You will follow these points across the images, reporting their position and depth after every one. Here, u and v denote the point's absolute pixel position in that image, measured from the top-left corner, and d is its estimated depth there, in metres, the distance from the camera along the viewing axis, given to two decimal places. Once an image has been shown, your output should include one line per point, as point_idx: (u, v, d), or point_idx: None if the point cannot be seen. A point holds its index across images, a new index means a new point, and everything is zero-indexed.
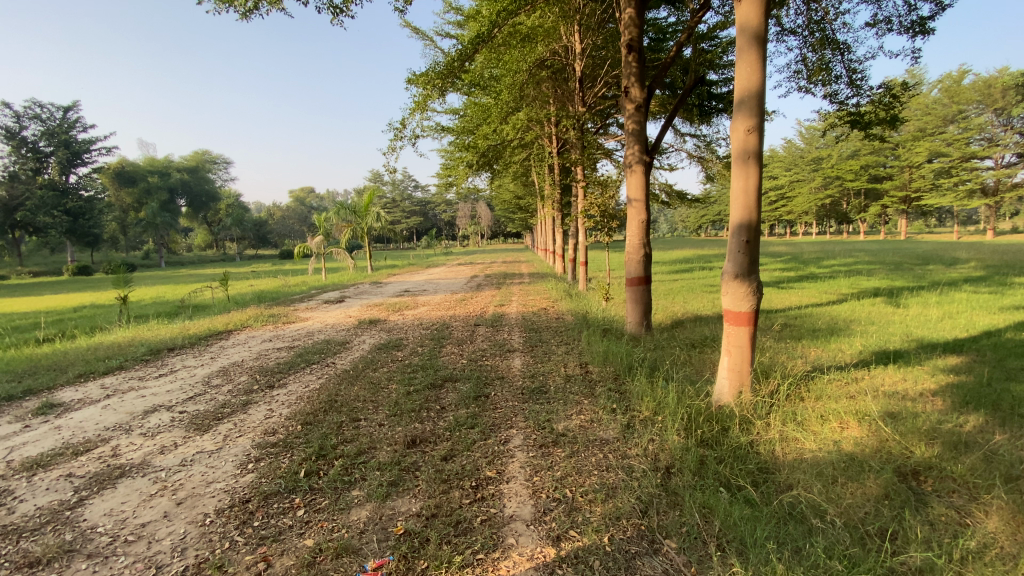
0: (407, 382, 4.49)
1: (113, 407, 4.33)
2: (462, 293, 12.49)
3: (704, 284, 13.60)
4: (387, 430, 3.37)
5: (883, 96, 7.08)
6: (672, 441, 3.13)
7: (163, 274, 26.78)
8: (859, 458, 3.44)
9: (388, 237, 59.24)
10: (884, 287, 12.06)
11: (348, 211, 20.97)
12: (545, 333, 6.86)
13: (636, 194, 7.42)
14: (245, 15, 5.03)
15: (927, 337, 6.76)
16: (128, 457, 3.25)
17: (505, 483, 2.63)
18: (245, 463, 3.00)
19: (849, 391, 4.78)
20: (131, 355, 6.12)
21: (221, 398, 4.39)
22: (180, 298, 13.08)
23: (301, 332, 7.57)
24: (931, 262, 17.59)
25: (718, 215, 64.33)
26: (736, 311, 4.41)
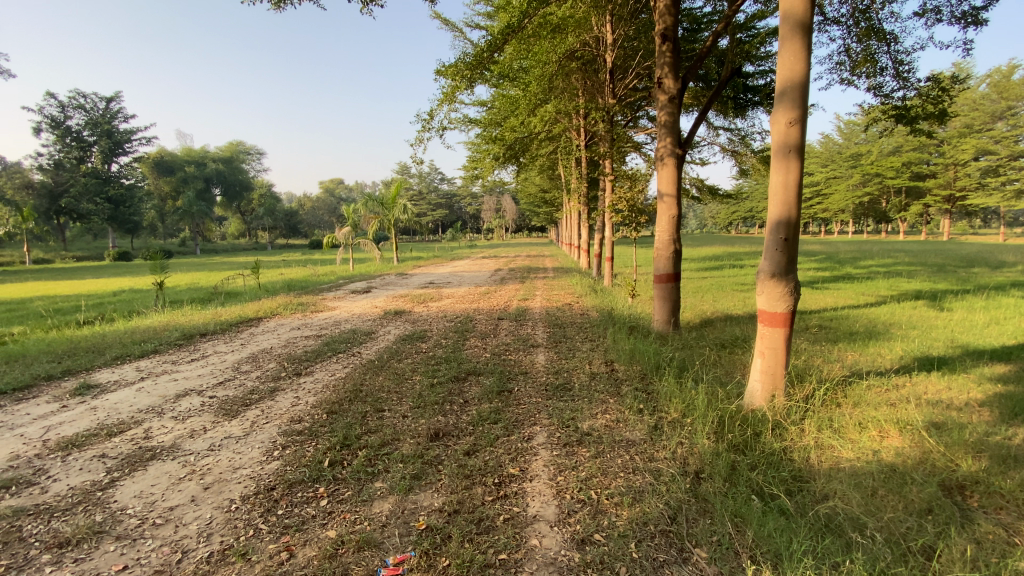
0: (431, 374, 4.47)
1: (147, 390, 4.45)
2: (486, 286, 12.47)
3: (733, 282, 13.25)
4: (410, 421, 3.35)
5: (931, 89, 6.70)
6: (702, 445, 3.03)
7: (198, 261, 27.69)
8: (900, 469, 3.26)
9: (413, 229, 59.85)
10: (926, 289, 11.50)
11: (375, 202, 21.23)
12: (570, 329, 6.77)
13: (667, 189, 7.23)
14: (278, 5, 5.09)
15: (972, 344, 6.40)
16: (159, 440, 3.32)
17: (529, 482, 2.58)
18: (270, 450, 3.02)
19: (889, 397, 4.55)
20: (165, 340, 6.29)
21: (249, 384, 4.45)
22: (213, 285, 13.44)
23: (328, 321, 7.66)
24: (976, 264, 16.74)
25: (749, 212, 62.75)
26: (771, 312, 4.24)
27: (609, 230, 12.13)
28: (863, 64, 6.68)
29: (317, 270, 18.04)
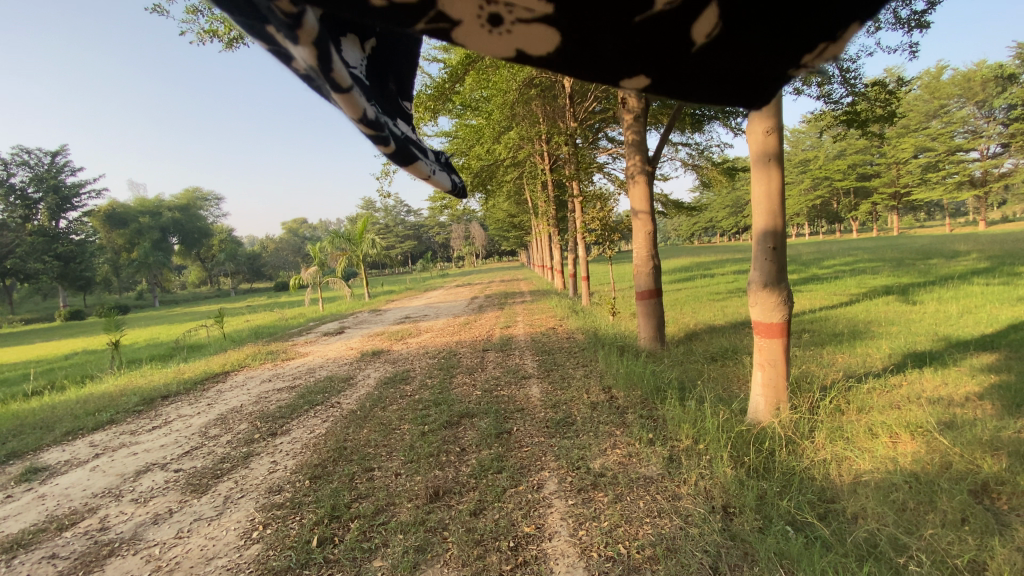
0: (421, 422, 4.14)
1: (103, 467, 3.95)
2: (464, 316, 12.14)
3: (709, 292, 13.36)
4: (405, 480, 3.04)
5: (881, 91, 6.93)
6: (724, 474, 2.81)
7: (157, 314, 26.38)
8: (925, 477, 3.03)
9: (383, 264, 59.17)
10: (894, 284, 11.80)
11: (343, 239, 20.83)
12: (559, 355, 6.53)
13: (640, 206, 7.19)
14: (228, 44, 4.88)
15: (953, 335, 6.45)
16: (118, 530, 2.88)
17: (548, 543, 2.31)
18: (249, 532, 2.65)
19: (891, 399, 4.44)
20: (123, 407, 5.73)
21: (220, 451, 4.02)
22: (175, 339, 12.66)
23: (302, 369, 7.22)
24: (931, 256, 17.41)
25: (710, 222, 64.65)
26: (767, 322, 4.12)
27: (583, 250, 12.06)
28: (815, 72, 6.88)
29: (285, 313, 17.32)
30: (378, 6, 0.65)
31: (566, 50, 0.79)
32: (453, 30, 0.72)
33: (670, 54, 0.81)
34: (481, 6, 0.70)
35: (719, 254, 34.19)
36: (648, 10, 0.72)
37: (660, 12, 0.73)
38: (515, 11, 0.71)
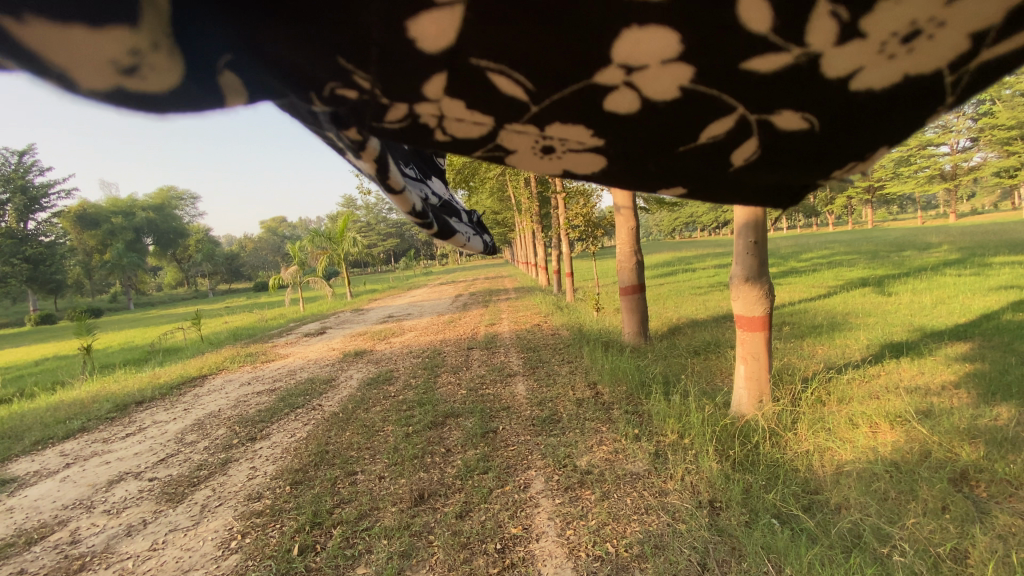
0: (405, 423, 4.08)
1: (74, 478, 3.79)
2: (449, 314, 12.04)
3: (691, 286, 13.50)
4: (388, 483, 2.98)
5: None
6: (710, 467, 2.81)
7: (132, 317, 25.63)
8: (904, 465, 3.10)
9: (365, 262, 58.57)
10: (869, 276, 12.07)
11: (324, 238, 20.51)
12: (545, 352, 6.50)
13: (623, 201, 7.20)
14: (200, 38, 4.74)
15: (928, 325, 6.62)
16: (89, 543, 2.76)
17: (536, 543, 2.27)
18: (226, 541, 2.57)
19: (870, 389, 4.53)
20: (96, 414, 5.52)
21: (196, 458, 3.89)
22: (150, 342, 12.29)
23: (283, 371, 7.08)
24: (905, 248, 17.88)
25: (692, 217, 65.51)
26: (748, 316, 4.15)
27: (567, 246, 12.06)
28: None
29: (265, 314, 16.95)
30: (442, 140, 0.84)
31: (606, 170, 0.92)
32: (508, 155, 0.90)
33: (711, 173, 0.91)
34: (535, 140, 0.85)
35: (701, 248, 34.65)
36: (691, 140, 0.84)
37: (702, 144, 0.85)
38: (568, 142, 0.86)
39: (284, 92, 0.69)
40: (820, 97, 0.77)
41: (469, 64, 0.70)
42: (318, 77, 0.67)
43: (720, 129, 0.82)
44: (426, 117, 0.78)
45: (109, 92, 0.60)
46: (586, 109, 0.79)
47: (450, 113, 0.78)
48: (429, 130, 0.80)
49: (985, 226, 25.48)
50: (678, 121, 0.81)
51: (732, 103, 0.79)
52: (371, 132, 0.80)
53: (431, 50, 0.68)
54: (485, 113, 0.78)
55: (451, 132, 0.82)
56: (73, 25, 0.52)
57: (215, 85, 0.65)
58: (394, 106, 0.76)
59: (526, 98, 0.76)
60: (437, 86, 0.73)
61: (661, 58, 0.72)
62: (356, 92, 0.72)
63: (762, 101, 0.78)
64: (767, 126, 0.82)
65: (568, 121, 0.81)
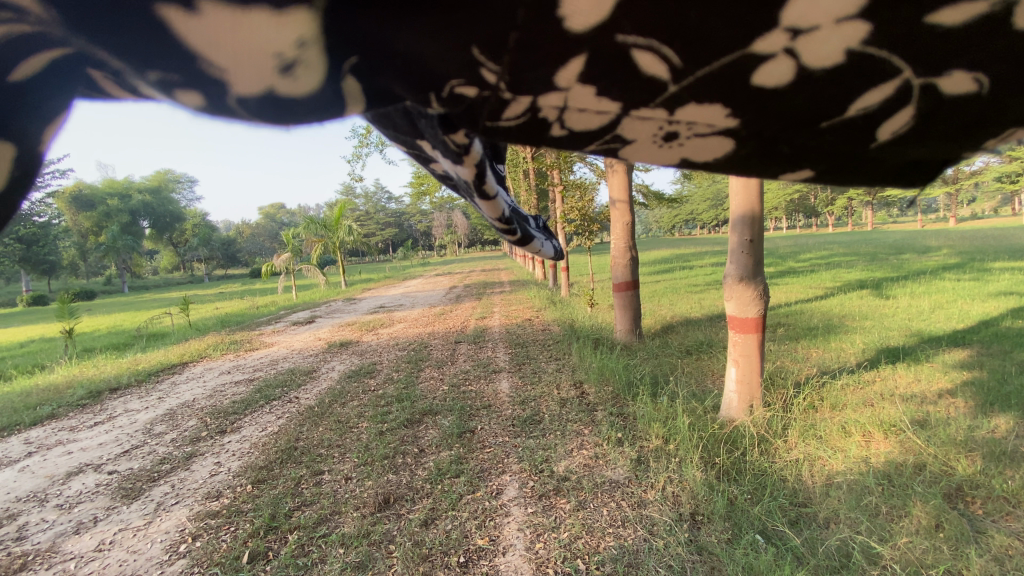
0: (381, 419, 3.91)
1: (32, 468, 3.60)
2: (440, 306, 11.84)
3: (687, 284, 13.32)
4: (354, 485, 2.82)
5: None
6: (693, 476, 2.67)
7: (123, 301, 25.47)
8: (897, 478, 2.96)
9: (362, 252, 58.27)
10: (867, 278, 11.91)
11: (318, 226, 20.29)
12: (533, 348, 6.34)
13: (619, 194, 7.02)
14: None
15: (926, 330, 6.47)
16: (34, 540, 2.58)
17: (502, 558, 2.12)
18: (175, 545, 2.40)
19: (866, 395, 4.37)
20: (67, 400, 5.34)
21: (161, 451, 3.72)
22: (135, 326, 12.11)
23: (265, 361, 6.91)
24: (903, 251, 17.75)
25: (691, 214, 65.23)
26: (741, 317, 3.99)
27: (562, 240, 11.86)
28: None
29: (255, 301, 16.77)
30: (558, 134, 0.74)
31: (735, 155, 0.77)
32: (624, 146, 0.77)
33: (852, 152, 0.75)
34: (659, 125, 0.72)
35: (699, 245, 34.43)
36: (837, 113, 0.70)
37: (850, 117, 0.70)
38: (695, 125, 0.72)
39: (406, 95, 0.63)
40: (1010, 54, 0.63)
41: (614, 42, 0.61)
42: (442, 73, 0.60)
43: (878, 97, 0.67)
44: (546, 110, 0.69)
45: (258, 97, 0.59)
46: (728, 84, 0.66)
47: (574, 102, 0.68)
48: (548, 125, 0.71)
49: (985, 231, 25.26)
50: (830, 92, 0.67)
51: (900, 65, 0.65)
52: (482, 134, 0.72)
53: (577, 31, 0.59)
54: (615, 98, 0.68)
55: (570, 125, 0.71)
56: (252, 8, 0.51)
57: (341, 91, 0.60)
58: (516, 101, 0.66)
59: (668, 77, 0.65)
60: (571, 71, 0.64)
61: (836, 16, 0.59)
62: (477, 88, 0.64)
63: (934, 63, 0.63)
64: (930, 91, 0.67)
65: (703, 100, 0.68)
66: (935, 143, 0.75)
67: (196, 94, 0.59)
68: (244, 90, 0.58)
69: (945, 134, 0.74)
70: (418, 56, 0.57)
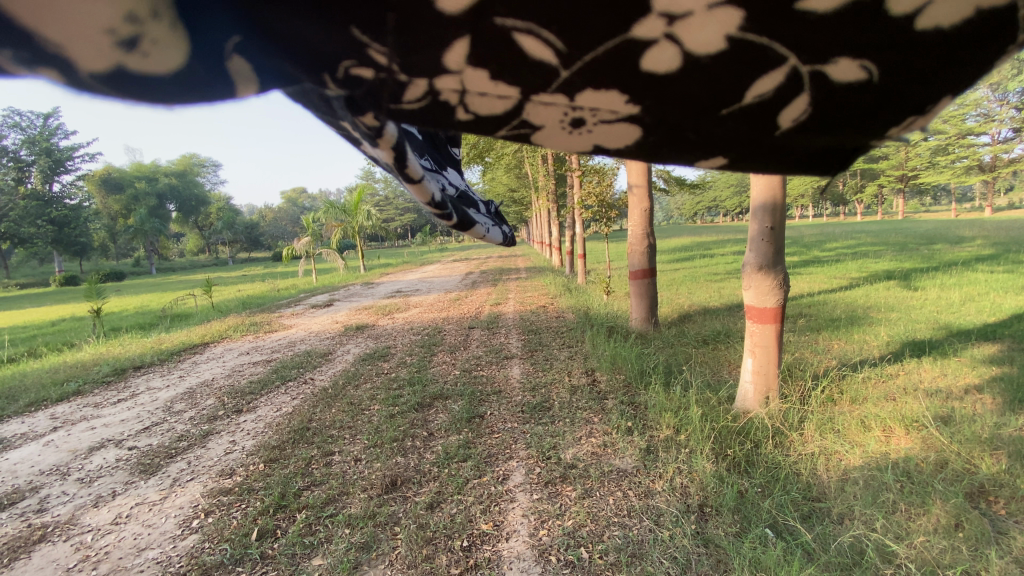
0: (392, 402, 3.94)
1: (57, 442, 3.73)
2: (456, 292, 11.86)
3: (707, 272, 13.07)
4: (363, 467, 2.85)
5: None
6: (704, 468, 2.63)
7: (151, 282, 26.14)
8: (917, 475, 2.86)
9: (382, 237, 58.58)
10: (896, 269, 11.52)
11: (338, 211, 20.42)
12: (546, 335, 6.30)
13: (637, 180, 6.87)
14: None
15: (955, 324, 6.24)
16: (55, 513, 2.67)
17: (505, 544, 2.11)
18: (188, 520, 2.46)
19: (887, 390, 4.24)
20: (92, 377, 5.52)
21: (179, 429, 3.81)
22: (161, 307, 12.40)
23: (283, 343, 7.03)
24: (935, 241, 17.11)
25: (715, 201, 63.84)
26: (759, 307, 3.89)
27: (579, 227, 11.73)
28: None
29: (277, 284, 17.02)
30: (463, 120, 0.79)
31: (645, 145, 0.83)
32: (534, 133, 0.84)
33: (759, 140, 0.82)
34: (563, 112, 0.79)
35: (722, 234, 33.72)
36: (735, 102, 0.76)
37: (747, 105, 0.77)
38: (599, 112, 0.78)
39: (300, 75, 0.67)
40: (883, 39, 0.69)
41: (495, 25, 0.66)
42: (331, 53, 0.64)
43: (770, 85, 0.74)
44: (446, 94, 0.74)
45: (109, 73, 0.59)
46: (620, 71, 0.72)
47: (471, 86, 0.74)
48: (451, 109, 0.76)
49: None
50: (719, 79, 0.74)
51: (783, 53, 0.72)
52: (388, 117, 0.77)
53: (452, 13, 0.64)
54: (510, 84, 0.73)
55: (474, 110, 0.77)
56: None
57: (225, 70, 0.63)
58: (413, 84, 0.72)
59: (556, 62, 0.71)
60: (458, 54, 0.69)
61: (707, 3, 0.66)
62: (372, 71, 0.69)
63: (815, 49, 0.70)
64: (820, 77, 0.74)
65: (601, 87, 0.74)
66: (840, 132, 0.81)
67: (53, 70, 0.56)
68: (99, 66, 0.58)
69: (846, 121, 0.79)
70: (302, 35, 0.62)
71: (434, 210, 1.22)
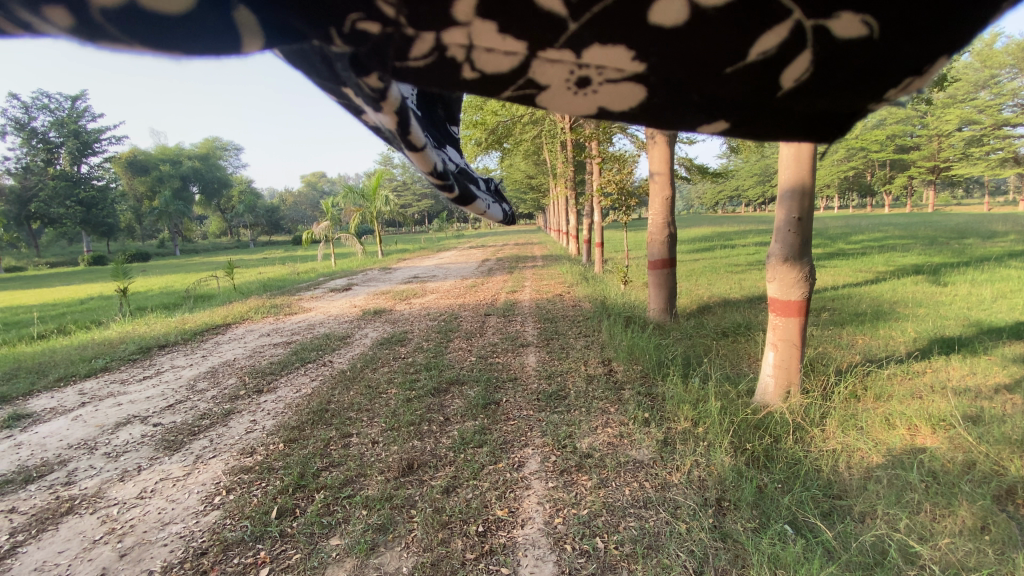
0: (409, 386, 3.97)
1: (85, 418, 3.85)
2: (472, 279, 11.86)
3: (727, 263, 12.85)
4: (381, 449, 2.88)
5: None
6: (722, 462, 2.61)
7: (175, 263, 26.81)
8: (944, 476, 2.78)
9: (399, 223, 58.86)
10: (925, 263, 11.17)
11: (357, 196, 20.57)
12: (562, 323, 6.27)
13: (659, 168, 6.74)
14: None
15: (985, 321, 6.04)
16: (83, 486, 2.76)
17: (520, 531, 2.12)
18: (210, 497, 2.52)
19: (913, 387, 4.12)
20: (119, 354, 5.69)
21: (202, 407, 3.90)
22: (184, 289, 12.69)
23: (302, 325, 7.14)
24: (966, 236, 16.56)
25: (737, 191, 62.62)
26: (784, 300, 3.80)
27: (597, 215, 11.59)
28: None
29: (296, 267, 17.29)
30: (469, 78, 0.76)
31: (650, 104, 0.79)
32: (539, 93, 0.80)
33: (758, 99, 0.77)
34: (570, 70, 0.75)
35: (743, 224, 33.11)
36: (740, 59, 0.71)
37: (751, 64, 0.71)
38: (606, 70, 0.75)
39: (306, 31, 0.65)
40: None
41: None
42: (338, 6, 0.60)
43: (774, 41, 0.68)
44: (454, 50, 0.70)
45: (121, 10, 0.56)
46: (628, 25, 0.68)
47: (479, 42, 0.69)
48: (457, 67, 0.73)
49: None
50: (722, 35, 0.68)
51: (789, 5, 0.64)
52: (395, 75, 0.74)
53: None
54: (518, 37, 0.69)
55: (480, 67, 0.74)
56: None
57: (232, 22, 0.60)
58: (420, 39, 0.68)
59: (565, 12, 0.66)
60: (468, 5, 0.63)
61: None
62: (379, 25, 0.65)
63: (818, 6, 0.64)
64: (823, 33, 0.67)
65: (607, 41, 0.70)
66: (835, 93, 0.75)
67: (63, 9, 0.54)
68: (113, 2, 0.55)
69: (849, 84, 0.73)
70: None
71: (435, 180, 1.18)
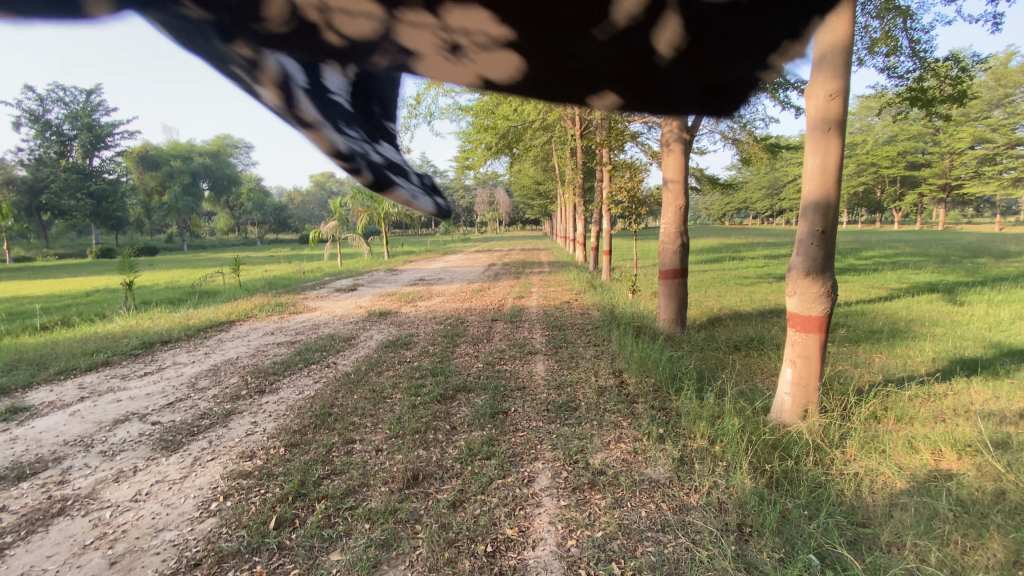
0: (414, 392, 3.87)
1: (83, 413, 3.75)
2: (478, 283, 11.74)
3: (737, 275, 12.69)
4: (384, 458, 2.78)
5: (949, 70, 6.66)
6: (744, 484, 2.49)
7: (182, 258, 26.83)
8: (976, 507, 2.63)
9: (405, 225, 58.98)
10: (939, 282, 10.98)
11: (365, 196, 20.55)
12: (570, 331, 6.14)
13: (674, 175, 6.57)
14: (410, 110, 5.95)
15: (1006, 342, 5.87)
16: (76, 485, 2.65)
17: (531, 552, 2.00)
18: (207, 502, 2.42)
19: (935, 410, 3.98)
20: (120, 349, 5.60)
21: (203, 406, 3.80)
22: (190, 284, 12.62)
23: (306, 325, 7.04)
24: (980, 255, 16.35)
25: (745, 203, 62.34)
26: (804, 315, 3.66)
27: (607, 223, 11.47)
28: (883, 41, 6.42)
29: (302, 266, 17.20)
30: (334, 44, 0.68)
31: (528, 75, 0.75)
32: (413, 60, 0.72)
33: (640, 69, 0.74)
34: (438, 36, 0.68)
35: (752, 237, 32.86)
36: (616, 27, 0.66)
37: (628, 30, 0.67)
38: (477, 37, 0.69)
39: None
40: None
41: None
42: None
43: (652, 16, 0.65)
44: (311, 17, 0.62)
45: None
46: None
47: (335, 5, 0.61)
48: (319, 32, 0.65)
49: None
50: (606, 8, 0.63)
51: None
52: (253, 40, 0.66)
53: None
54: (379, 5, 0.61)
55: (344, 34, 0.66)
56: None
57: None
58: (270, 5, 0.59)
59: None
60: None
61: None
62: None
63: None
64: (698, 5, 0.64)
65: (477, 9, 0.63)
66: (724, 65, 0.73)
67: None
68: None
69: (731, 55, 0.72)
70: None
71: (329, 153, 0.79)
